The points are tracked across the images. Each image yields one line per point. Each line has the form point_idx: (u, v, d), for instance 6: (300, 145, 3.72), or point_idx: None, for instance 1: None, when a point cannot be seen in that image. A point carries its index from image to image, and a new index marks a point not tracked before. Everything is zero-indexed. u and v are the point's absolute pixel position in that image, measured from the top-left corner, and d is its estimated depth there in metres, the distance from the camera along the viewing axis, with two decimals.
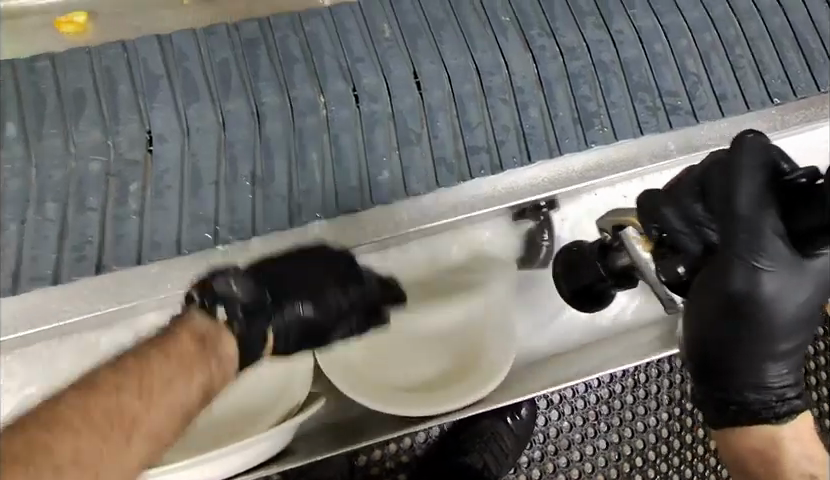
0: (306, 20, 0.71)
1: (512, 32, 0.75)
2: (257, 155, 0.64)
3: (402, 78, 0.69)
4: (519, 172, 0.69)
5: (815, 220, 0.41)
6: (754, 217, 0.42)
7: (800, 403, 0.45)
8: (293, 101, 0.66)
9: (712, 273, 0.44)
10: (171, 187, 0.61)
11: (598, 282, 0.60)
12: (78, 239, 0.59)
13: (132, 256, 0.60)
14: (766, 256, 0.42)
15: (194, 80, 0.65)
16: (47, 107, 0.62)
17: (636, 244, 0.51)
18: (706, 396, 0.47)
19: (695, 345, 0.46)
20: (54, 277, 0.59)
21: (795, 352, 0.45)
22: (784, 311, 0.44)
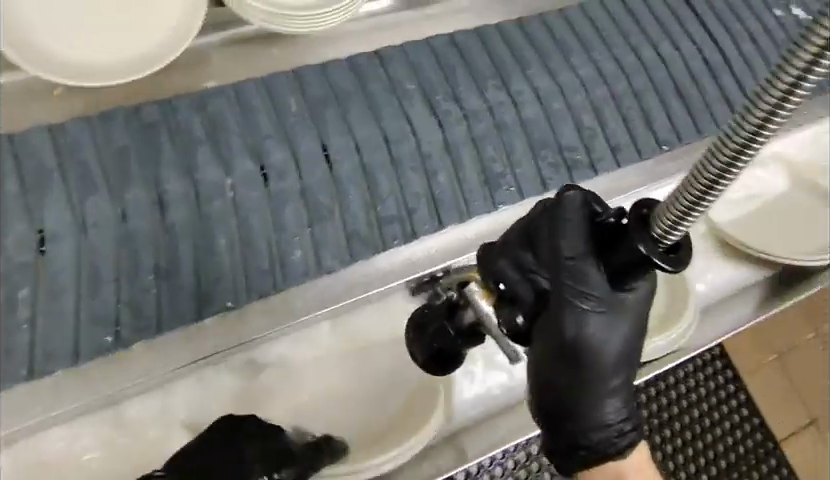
0: (210, 100, 0.70)
1: (417, 100, 0.77)
2: (162, 245, 0.62)
3: (311, 152, 0.69)
4: (422, 243, 0.70)
5: (624, 257, 0.41)
6: (574, 264, 0.43)
7: (636, 436, 0.45)
8: (199, 186, 0.64)
9: (548, 321, 0.44)
10: (68, 289, 0.58)
11: (447, 346, 0.54)
12: None
13: (24, 372, 0.56)
14: (589, 299, 0.43)
15: (91, 170, 0.63)
16: None
17: (479, 298, 0.50)
18: (555, 440, 0.46)
19: (539, 391, 0.46)
20: None
21: (626, 386, 0.46)
22: (611, 349, 0.44)
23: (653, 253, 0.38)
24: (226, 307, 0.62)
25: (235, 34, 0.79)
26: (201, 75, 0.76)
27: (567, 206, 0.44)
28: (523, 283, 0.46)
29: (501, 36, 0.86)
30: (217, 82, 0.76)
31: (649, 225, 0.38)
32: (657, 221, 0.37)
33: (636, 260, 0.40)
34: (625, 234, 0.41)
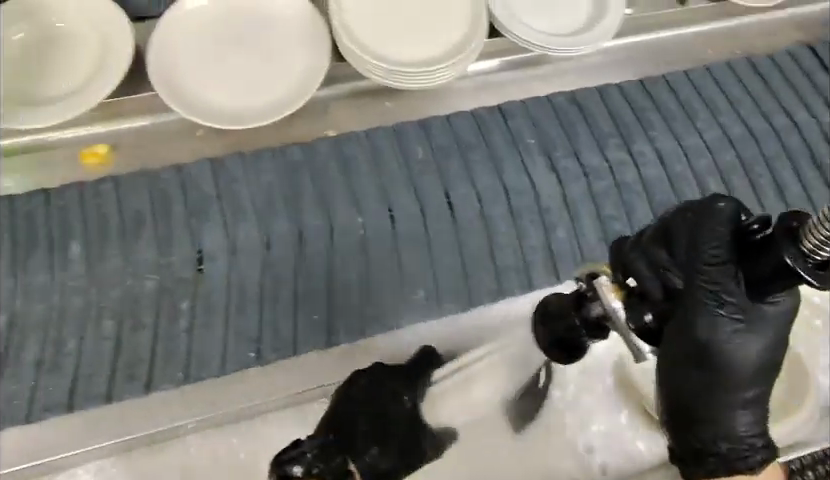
0: (346, 145, 0.77)
1: (538, 155, 0.80)
2: (298, 273, 0.67)
3: (435, 198, 0.74)
4: (553, 288, 0.71)
5: (772, 266, 0.39)
6: (706, 268, 0.42)
7: (769, 454, 0.45)
8: (334, 223, 0.70)
9: (680, 322, 0.44)
10: (219, 306, 0.65)
11: (574, 338, 0.51)
12: (130, 356, 0.61)
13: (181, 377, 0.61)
14: (727, 302, 0.42)
15: (243, 202, 0.71)
16: (110, 229, 0.67)
17: (609, 293, 0.45)
18: (679, 445, 0.46)
19: (667, 393, 0.46)
20: (108, 394, 0.60)
21: (757, 399, 0.45)
22: (744, 358, 0.44)
23: (799, 266, 0.35)
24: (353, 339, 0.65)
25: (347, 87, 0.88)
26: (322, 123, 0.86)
27: (705, 215, 0.43)
28: (652, 278, 0.44)
29: (623, 96, 0.88)
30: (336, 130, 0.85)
31: (799, 238, 0.36)
32: (809, 235, 0.34)
33: (784, 269, 0.38)
34: (775, 242, 0.38)
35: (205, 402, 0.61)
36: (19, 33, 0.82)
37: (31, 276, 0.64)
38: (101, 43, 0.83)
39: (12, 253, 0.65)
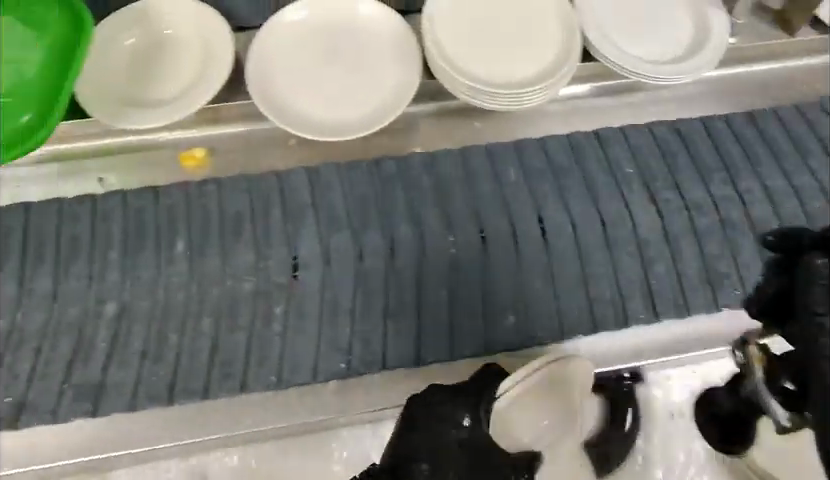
0: (439, 163, 0.77)
1: (636, 185, 0.77)
2: (389, 287, 0.67)
3: (528, 221, 0.72)
4: (642, 329, 0.69)
5: None
6: (809, 310, 0.35)
7: None
8: (425, 240, 0.70)
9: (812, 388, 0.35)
10: (311, 313, 0.65)
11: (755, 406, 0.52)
12: (226, 355, 0.63)
13: (273, 379, 0.62)
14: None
15: (337, 212, 0.72)
16: (212, 229, 0.70)
17: (754, 364, 0.47)
18: None
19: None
20: (205, 390, 0.61)
21: None
22: None
23: None
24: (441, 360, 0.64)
25: (436, 105, 0.96)
26: (408, 140, 0.94)
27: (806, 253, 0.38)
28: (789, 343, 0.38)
29: (728, 128, 0.84)
30: (421, 146, 0.93)
31: None
32: None
33: None
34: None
35: (303, 406, 0.63)
36: (132, 39, 0.91)
37: (138, 270, 0.67)
38: (205, 52, 0.91)
39: (122, 247, 0.68)
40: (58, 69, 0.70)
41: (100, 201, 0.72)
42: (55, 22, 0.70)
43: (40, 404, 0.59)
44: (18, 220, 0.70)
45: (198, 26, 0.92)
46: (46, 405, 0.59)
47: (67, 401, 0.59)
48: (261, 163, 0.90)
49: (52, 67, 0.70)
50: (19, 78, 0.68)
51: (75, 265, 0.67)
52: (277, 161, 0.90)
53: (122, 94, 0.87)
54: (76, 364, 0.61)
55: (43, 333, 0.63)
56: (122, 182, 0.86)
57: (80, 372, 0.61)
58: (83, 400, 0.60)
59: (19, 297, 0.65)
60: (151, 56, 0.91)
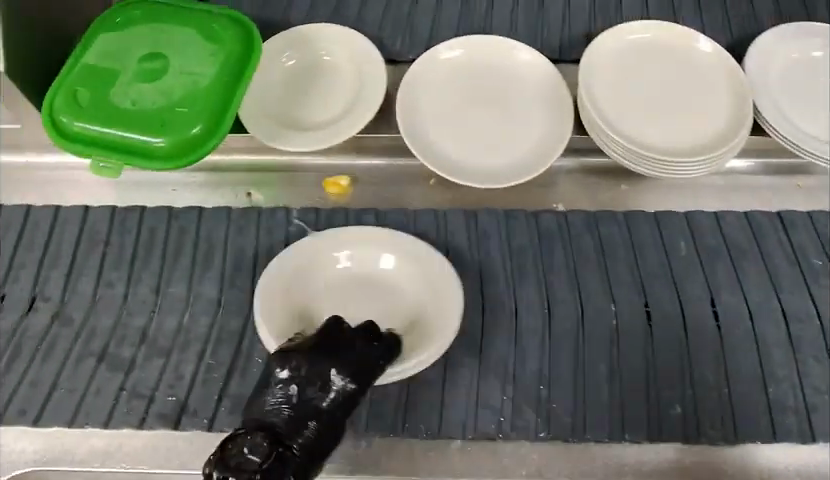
0: (602, 222, 0.72)
1: (826, 280, 0.69)
2: (544, 348, 0.64)
3: (699, 302, 0.67)
4: None
5: None
6: None
7: None
8: (586, 305, 0.66)
9: None
10: (464, 363, 0.63)
11: None
12: (378, 393, 0.62)
13: (423, 427, 0.60)
14: None
15: (493, 261, 0.70)
16: None
17: None
18: None
19: None
20: (355, 426, 0.60)
21: None
22: None
23: None
24: (602, 440, 0.60)
25: (583, 161, 0.94)
26: (551, 196, 0.92)
27: None
28: None
29: None
30: (564, 204, 0.91)
31: None
32: None
33: None
34: None
35: (446, 458, 0.61)
36: (292, 61, 0.99)
37: None
38: (357, 80, 0.97)
39: None
40: (226, 87, 0.80)
41: (267, 216, 0.74)
42: (231, 54, 0.83)
43: (200, 409, 0.61)
44: (192, 225, 0.74)
45: (354, 56, 0.99)
46: (202, 410, 0.61)
47: (225, 411, 0.61)
48: (402, 198, 0.92)
49: (223, 85, 0.80)
50: (197, 93, 0.79)
51: (239, 276, 0.70)
52: (426, 200, 0.92)
53: (275, 110, 0.94)
54: (234, 375, 0.63)
55: (207, 338, 0.65)
56: (266, 199, 0.89)
57: (237, 384, 0.62)
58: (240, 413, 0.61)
59: (188, 298, 0.68)
60: (307, 79, 0.98)
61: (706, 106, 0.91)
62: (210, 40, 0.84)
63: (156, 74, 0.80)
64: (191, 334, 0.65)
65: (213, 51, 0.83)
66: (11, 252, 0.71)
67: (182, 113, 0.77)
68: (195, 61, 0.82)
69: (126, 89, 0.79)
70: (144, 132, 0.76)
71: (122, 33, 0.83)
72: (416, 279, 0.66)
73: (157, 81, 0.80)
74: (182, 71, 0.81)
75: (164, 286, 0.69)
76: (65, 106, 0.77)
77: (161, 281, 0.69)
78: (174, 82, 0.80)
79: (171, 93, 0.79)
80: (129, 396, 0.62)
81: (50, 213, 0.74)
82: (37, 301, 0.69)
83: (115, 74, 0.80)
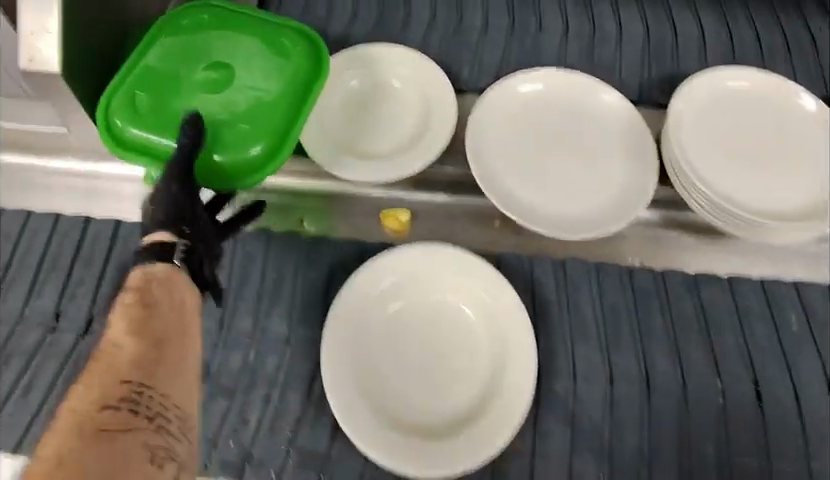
0: (704, 286, 0.66)
1: None
2: (643, 425, 0.58)
3: (815, 386, 0.61)
4: None
5: None
6: None
7: None
8: (688, 381, 0.60)
9: None
10: (554, 433, 0.58)
11: None
12: None
13: None
14: None
15: (586, 321, 0.64)
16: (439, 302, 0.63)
17: None
18: None
19: None
20: None
21: None
22: None
23: None
24: None
25: (666, 213, 0.86)
26: (623, 248, 0.85)
27: None
28: None
29: None
30: (636, 258, 0.84)
31: None
32: None
33: None
34: None
35: None
36: (355, 81, 0.90)
37: None
38: (425, 107, 0.89)
39: None
40: (293, 105, 0.70)
41: (339, 249, 0.69)
42: (301, 69, 0.72)
43: (267, 459, 0.56)
44: (258, 252, 0.68)
45: (423, 80, 0.90)
46: (269, 460, 0.56)
47: (293, 464, 0.56)
48: (459, 236, 0.85)
49: (290, 101, 0.70)
50: (261, 109, 0.69)
51: (310, 313, 0.65)
52: (490, 241, 0.84)
53: (337, 136, 0.86)
54: (304, 425, 0.58)
55: (274, 380, 0.60)
56: (319, 230, 0.83)
57: (306, 436, 0.57)
58: (310, 468, 0.56)
59: (253, 333, 0.63)
60: (371, 103, 0.89)
61: (805, 167, 0.85)
62: (279, 50, 0.73)
63: (217, 85, 0.69)
64: (256, 372, 0.61)
65: (280, 63, 0.72)
66: (70, 265, 0.67)
67: (242, 130, 0.67)
68: (261, 73, 0.71)
69: (185, 102, 0.68)
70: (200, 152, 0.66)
71: (181, 35, 0.72)
72: (486, 324, 0.61)
73: (217, 91, 0.69)
74: (246, 83, 0.70)
75: (228, 316, 0.64)
76: (119, 120, 0.67)
77: (224, 310, 0.64)
78: (236, 94, 0.69)
79: (232, 108, 0.68)
80: None
81: (110, 227, 0.70)
82: (95, 323, 0.64)
83: (172, 82, 0.69)
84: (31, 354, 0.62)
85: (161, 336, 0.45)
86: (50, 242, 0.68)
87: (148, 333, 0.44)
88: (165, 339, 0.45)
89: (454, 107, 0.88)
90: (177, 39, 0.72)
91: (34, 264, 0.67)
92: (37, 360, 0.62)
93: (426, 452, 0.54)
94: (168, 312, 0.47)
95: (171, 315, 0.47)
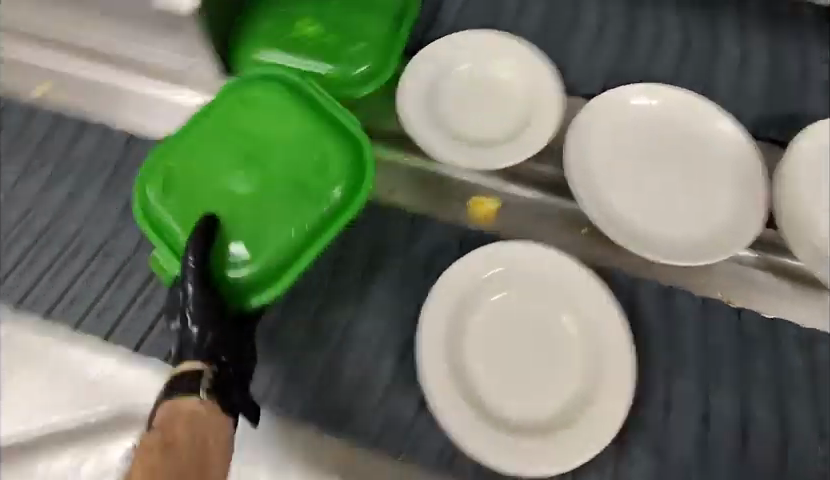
0: (818, 343, 0.63)
1: None
2: (735, 472, 0.57)
3: None
4: None
5: None
6: None
7: None
8: (789, 436, 0.58)
9: None
10: (641, 459, 0.57)
11: None
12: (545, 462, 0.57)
13: None
14: None
15: (687, 353, 0.62)
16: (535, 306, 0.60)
17: None
18: None
19: None
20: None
21: None
22: None
23: None
24: None
25: (767, 256, 0.77)
26: (711, 282, 0.77)
27: None
28: None
29: None
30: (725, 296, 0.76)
31: None
32: None
33: None
34: None
35: None
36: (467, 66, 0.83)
37: None
38: (526, 115, 0.80)
39: None
40: (337, 204, 0.62)
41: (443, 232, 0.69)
42: (346, 167, 0.63)
43: (359, 419, 0.59)
44: (361, 217, 0.68)
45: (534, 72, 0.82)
46: (360, 424, 0.59)
47: (383, 430, 0.58)
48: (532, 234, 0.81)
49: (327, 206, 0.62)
50: (300, 213, 0.61)
51: (406, 289, 0.64)
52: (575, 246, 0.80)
53: (430, 117, 0.80)
54: (395, 395, 0.59)
55: (369, 345, 0.61)
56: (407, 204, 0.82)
57: (397, 405, 0.59)
58: (399, 437, 0.58)
59: (353, 297, 0.64)
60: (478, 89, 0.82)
61: None
62: (333, 132, 0.65)
63: (269, 176, 0.63)
64: (353, 336, 0.62)
65: (329, 150, 0.64)
66: None
67: (270, 237, 0.60)
68: (313, 157, 0.64)
69: (226, 186, 0.63)
70: (216, 255, 0.59)
71: (237, 111, 0.66)
72: (579, 337, 0.59)
73: (272, 167, 0.63)
74: (290, 163, 0.64)
75: (330, 276, 0.65)
76: (150, 193, 0.63)
77: (329, 269, 0.65)
78: (283, 172, 0.63)
79: (262, 206, 0.62)
80: (290, 384, 0.61)
81: None
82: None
83: (223, 154, 0.64)
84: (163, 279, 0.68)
85: (187, 457, 0.46)
86: None
87: (166, 449, 0.46)
88: (186, 458, 0.46)
89: (561, 105, 0.80)
90: (244, 101, 0.67)
91: None
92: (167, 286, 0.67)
93: (510, 448, 0.53)
94: (185, 436, 0.48)
95: (192, 431, 0.48)
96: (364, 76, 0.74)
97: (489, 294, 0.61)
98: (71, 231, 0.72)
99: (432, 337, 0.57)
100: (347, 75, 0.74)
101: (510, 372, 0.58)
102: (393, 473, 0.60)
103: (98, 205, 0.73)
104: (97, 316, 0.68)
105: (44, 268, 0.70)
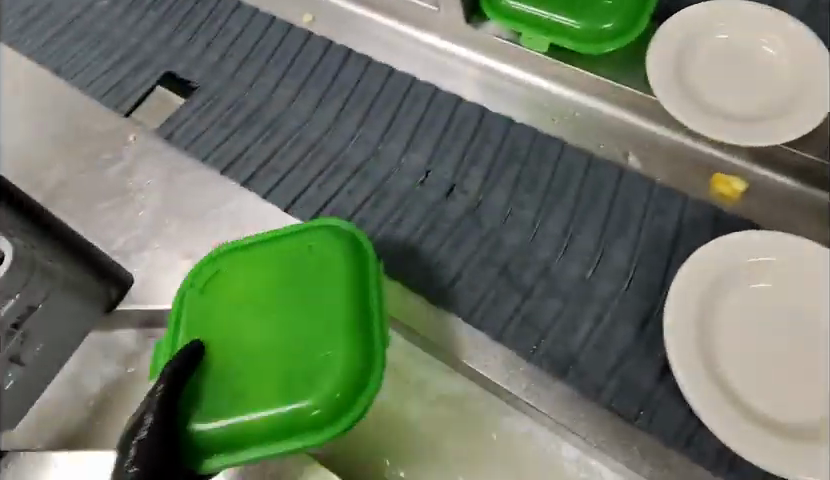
0: None
1: None
2: None
3: None
4: None
5: None
6: None
7: None
8: None
9: None
10: None
11: None
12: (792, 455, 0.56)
13: None
14: None
15: None
16: (798, 303, 0.58)
17: None
18: None
19: None
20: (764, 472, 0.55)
21: None
22: None
23: None
24: None
25: None
26: None
27: None
28: None
29: None
30: None
31: None
32: None
33: None
34: None
35: None
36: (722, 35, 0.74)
37: None
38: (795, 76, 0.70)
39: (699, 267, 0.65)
40: (293, 422, 0.54)
41: (694, 208, 0.68)
42: (337, 384, 0.54)
43: (593, 373, 0.60)
44: (609, 182, 0.71)
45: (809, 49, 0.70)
46: (592, 379, 0.60)
47: (614, 387, 0.59)
48: None
49: (309, 412, 0.54)
50: (281, 395, 0.55)
51: (652, 258, 0.65)
52: None
53: (673, 71, 0.71)
54: (631, 357, 0.60)
55: (607, 303, 0.63)
56: None
57: (633, 366, 0.60)
58: (630, 399, 0.59)
59: (595, 255, 0.66)
60: (731, 64, 0.73)
61: None
62: (358, 333, 0.56)
63: (255, 350, 0.57)
64: (594, 290, 0.64)
65: (315, 366, 0.55)
66: (441, 134, 0.76)
67: (240, 406, 0.55)
68: (318, 326, 0.57)
69: (227, 329, 0.59)
70: (183, 405, 0.56)
71: (302, 243, 0.62)
72: None
73: (232, 356, 0.58)
74: (286, 352, 0.56)
75: (572, 230, 0.68)
76: (186, 288, 0.63)
77: (570, 224, 0.68)
78: (248, 374, 0.56)
79: (259, 357, 0.57)
80: (523, 321, 0.63)
81: (478, 112, 0.77)
82: (456, 190, 0.72)
83: (255, 290, 0.61)
84: (402, 197, 0.72)
85: None
86: (443, 119, 0.77)
87: None
88: None
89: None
90: (319, 243, 0.62)
91: (415, 125, 0.77)
92: (406, 204, 0.72)
93: (777, 441, 0.51)
94: None
95: None
96: (612, 33, 0.74)
97: (749, 281, 0.59)
98: (313, 137, 0.78)
99: (692, 310, 0.57)
100: (590, 32, 0.75)
101: (765, 365, 0.56)
102: (618, 426, 0.58)
103: (340, 120, 0.79)
104: (331, 214, 0.72)
105: (292, 164, 0.76)
